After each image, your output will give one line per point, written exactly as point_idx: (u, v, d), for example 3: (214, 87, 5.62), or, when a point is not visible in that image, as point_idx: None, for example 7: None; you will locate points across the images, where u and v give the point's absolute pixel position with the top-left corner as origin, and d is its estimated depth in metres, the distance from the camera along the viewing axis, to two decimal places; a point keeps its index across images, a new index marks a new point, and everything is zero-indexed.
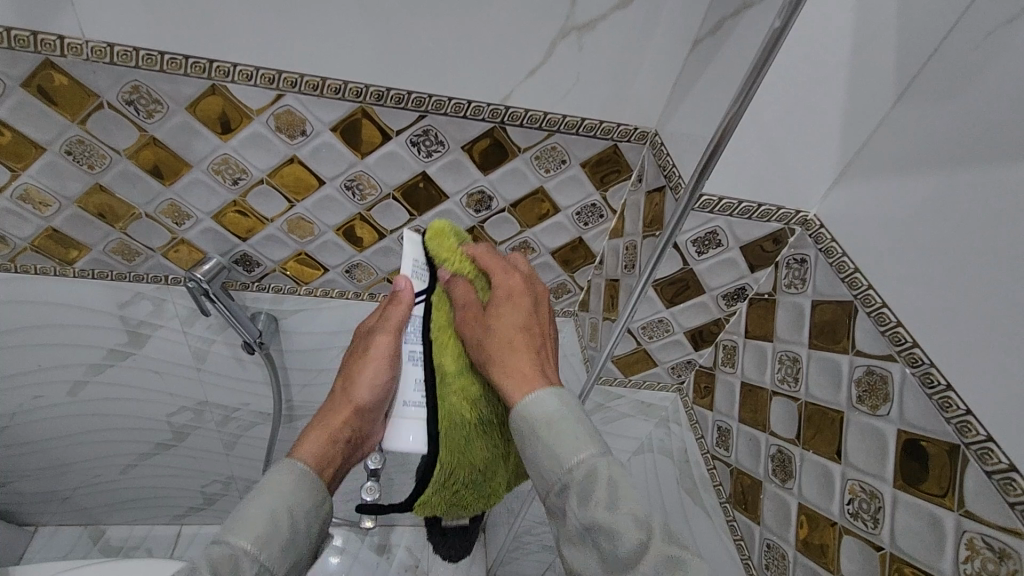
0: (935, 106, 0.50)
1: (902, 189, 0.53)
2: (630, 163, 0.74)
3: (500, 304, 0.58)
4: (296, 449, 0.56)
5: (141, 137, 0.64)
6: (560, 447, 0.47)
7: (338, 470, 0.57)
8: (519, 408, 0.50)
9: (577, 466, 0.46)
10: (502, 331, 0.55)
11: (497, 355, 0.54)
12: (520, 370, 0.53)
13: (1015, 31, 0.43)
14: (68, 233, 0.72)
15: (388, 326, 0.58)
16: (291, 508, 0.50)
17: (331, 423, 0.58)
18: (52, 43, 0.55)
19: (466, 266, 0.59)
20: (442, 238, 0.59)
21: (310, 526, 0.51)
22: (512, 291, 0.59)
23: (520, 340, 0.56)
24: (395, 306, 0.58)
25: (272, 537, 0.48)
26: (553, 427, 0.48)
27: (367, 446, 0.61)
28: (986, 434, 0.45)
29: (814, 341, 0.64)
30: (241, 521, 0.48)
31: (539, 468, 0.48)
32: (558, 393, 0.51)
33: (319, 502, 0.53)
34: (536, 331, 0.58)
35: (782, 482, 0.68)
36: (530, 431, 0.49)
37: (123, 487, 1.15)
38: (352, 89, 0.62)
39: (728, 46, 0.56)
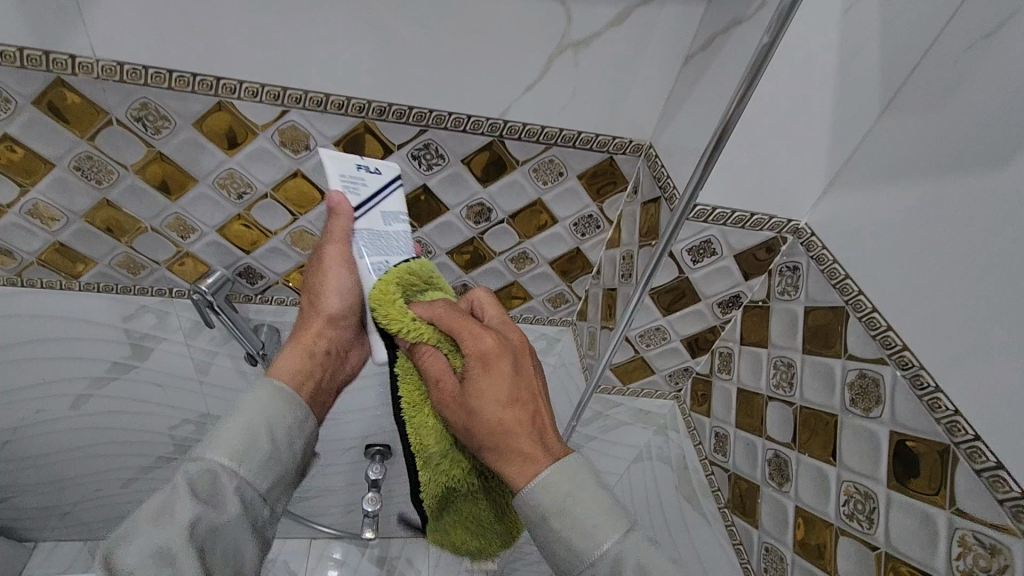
0: (920, 116, 0.52)
1: (887, 199, 0.55)
2: (625, 175, 0.76)
3: (473, 376, 0.53)
4: (274, 368, 0.58)
5: (148, 153, 0.66)
6: (582, 538, 0.47)
7: (320, 378, 0.61)
8: (521, 498, 0.50)
9: (601, 556, 0.47)
10: (489, 413, 0.51)
11: (485, 439, 0.52)
12: (517, 450, 0.51)
13: (993, 44, 0.45)
14: (74, 247, 0.74)
15: (335, 238, 0.59)
16: (270, 420, 0.52)
17: (305, 342, 0.62)
18: (63, 62, 0.57)
19: (422, 330, 0.55)
20: (388, 302, 0.56)
21: (291, 442, 0.53)
22: (486, 357, 0.53)
23: (510, 417, 0.52)
24: (334, 220, 0.59)
25: (250, 453, 0.50)
26: (570, 517, 0.48)
27: (346, 354, 0.66)
28: (974, 433, 0.46)
29: (807, 346, 0.66)
30: (219, 437, 0.50)
31: (560, 556, 0.49)
32: (559, 469, 0.50)
33: (302, 415, 0.55)
34: (523, 398, 0.53)
35: (779, 486, 0.69)
36: (544, 517, 0.49)
37: (123, 502, 1.15)
38: (355, 104, 0.64)
39: (719, 61, 0.58)
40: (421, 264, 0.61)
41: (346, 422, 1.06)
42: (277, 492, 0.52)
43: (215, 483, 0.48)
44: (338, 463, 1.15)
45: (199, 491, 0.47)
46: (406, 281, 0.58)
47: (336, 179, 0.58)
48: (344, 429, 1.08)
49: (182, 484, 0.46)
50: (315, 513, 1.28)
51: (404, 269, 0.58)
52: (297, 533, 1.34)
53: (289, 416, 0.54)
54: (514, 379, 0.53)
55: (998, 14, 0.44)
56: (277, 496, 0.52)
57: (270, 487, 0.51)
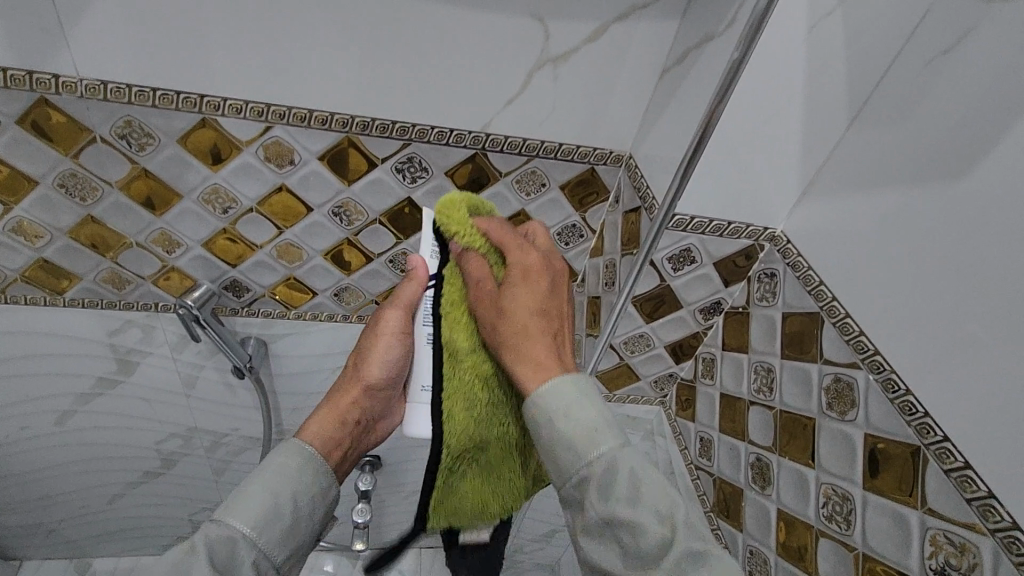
0: (884, 128, 0.54)
1: (859, 207, 0.57)
2: (606, 185, 0.77)
3: (515, 282, 0.55)
4: (303, 431, 0.56)
5: (132, 170, 0.66)
6: (580, 441, 0.47)
7: (345, 451, 0.58)
8: (534, 395, 0.50)
9: (597, 459, 0.46)
10: (520, 314, 0.53)
11: (511, 341, 0.52)
12: (535, 357, 0.52)
13: (952, 59, 0.47)
14: (59, 264, 0.74)
15: (400, 303, 0.60)
16: (294, 493, 0.50)
17: (339, 408, 0.60)
18: (47, 82, 0.57)
19: (477, 239, 0.57)
20: (452, 211, 0.56)
21: (312, 510, 0.52)
22: (529, 270, 0.56)
23: (536, 323, 0.54)
24: (407, 283, 0.60)
25: (273, 523, 0.48)
26: (572, 420, 0.48)
27: (374, 430, 0.63)
28: (942, 434, 0.48)
29: (785, 352, 0.67)
30: (242, 501, 0.48)
31: (554, 458, 0.48)
32: (575, 382, 0.50)
33: (324, 488, 0.53)
34: (552, 312, 0.56)
35: (761, 489, 0.71)
36: (546, 421, 0.49)
37: (110, 518, 1.14)
38: (338, 119, 0.65)
39: (694, 75, 0.60)
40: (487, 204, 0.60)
41: None
42: (291, 563, 0.50)
43: (234, 555, 0.45)
44: None
45: (217, 560, 0.44)
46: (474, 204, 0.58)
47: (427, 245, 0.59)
48: None
49: (201, 546, 0.44)
50: None
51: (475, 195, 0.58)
52: None
53: (313, 485, 0.52)
54: (548, 295, 0.56)
55: (956, 29, 0.46)
56: (290, 567, 0.50)
57: (286, 557, 0.49)
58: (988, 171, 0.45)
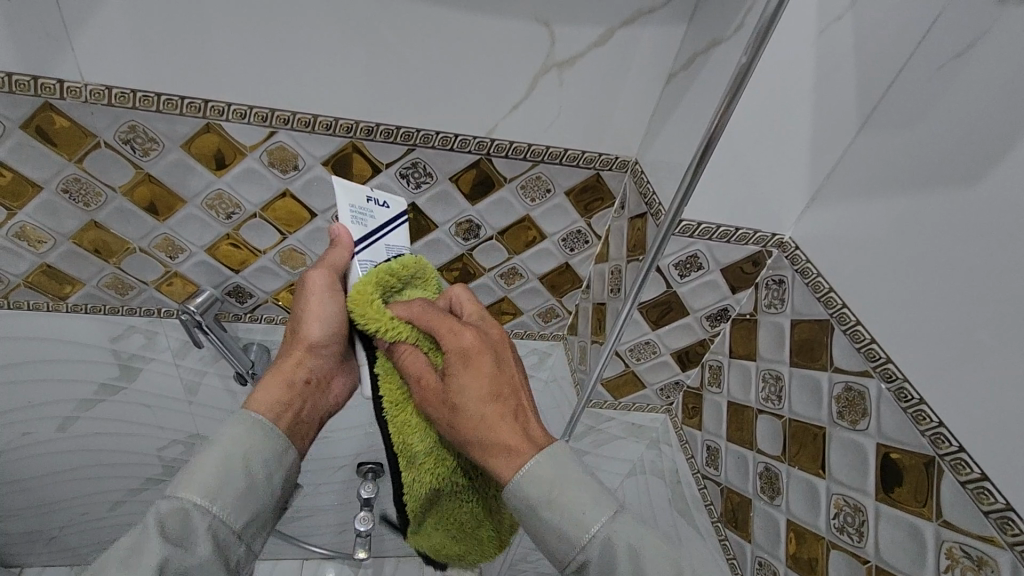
0: (893, 133, 0.53)
1: (869, 213, 0.56)
2: (612, 191, 0.77)
3: (456, 369, 0.54)
4: (250, 401, 0.53)
5: (136, 175, 0.66)
6: (569, 526, 0.47)
7: (298, 412, 0.56)
8: (509, 488, 0.50)
9: (590, 540, 0.46)
10: (472, 401, 0.52)
11: (472, 433, 0.52)
12: (504, 444, 0.51)
13: (964, 62, 0.46)
14: (62, 269, 0.74)
15: (327, 264, 0.58)
16: (246, 459, 0.49)
17: (285, 369, 0.58)
18: (52, 86, 0.57)
19: (404, 331, 0.57)
20: (368, 307, 0.57)
21: (270, 474, 0.50)
22: (466, 350, 0.54)
23: (494, 406, 0.52)
24: (335, 248, 0.57)
25: (225, 489, 0.47)
26: (555, 505, 0.48)
27: (327, 388, 0.61)
28: (958, 444, 0.47)
29: (794, 360, 0.66)
30: (192, 473, 0.47)
31: (552, 547, 0.48)
32: (546, 456, 0.50)
33: (282, 452, 0.52)
34: (507, 389, 0.54)
35: (771, 499, 0.70)
36: (530, 510, 0.49)
37: (111, 525, 1.13)
38: (343, 125, 0.64)
39: (701, 80, 0.60)
40: (403, 266, 0.60)
41: (336, 440, 1.06)
42: (252, 531, 0.49)
43: (187, 523, 0.45)
44: (330, 482, 1.14)
45: (168, 532, 0.44)
46: (387, 284, 0.59)
47: (346, 209, 0.57)
48: (336, 447, 1.07)
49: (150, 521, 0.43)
50: (307, 533, 1.26)
51: (387, 273, 0.59)
52: (289, 554, 1.33)
53: (267, 448, 0.51)
54: (497, 372, 0.54)
55: (967, 33, 0.46)
56: (253, 533, 0.49)
57: (247, 523, 0.48)
58: (1001, 176, 0.44)
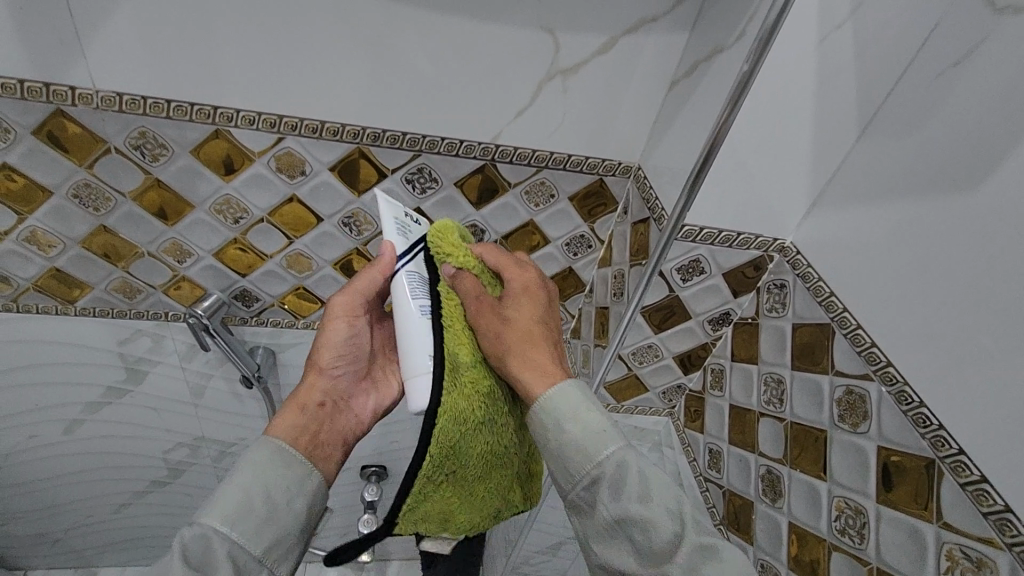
0: (893, 139, 0.54)
1: (869, 218, 0.57)
2: (615, 196, 0.78)
3: (516, 296, 0.55)
4: (270, 428, 0.54)
5: (146, 180, 0.67)
6: (589, 441, 0.48)
7: (318, 432, 0.56)
8: (544, 403, 0.49)
9: (606, 458, 0.47)
10: (520, 322, 0.54)
11: (514, 345, 0.52)
12: (544, 366, 0.52)
13: (962, 71, 0.47)
14: (71, 273, 0.74)
15: (348, 290, 0.64)
16: (266, 486, 0.49)
17: (299, 397, 0.59)
18: (64, 93, 0.58)
19: (473, 260, 0.57)
20: (449, 233, 0.57)
21: (291, 502, 0.50)
22: (527, 284, 0.57)
23: (540, 334, 0.54)
24: (362, 274, 0.64)
25: (246, 514, 0.46)
26: (579, 423, 0.48)
27: (348, 409, 0.63)
28: (958, 447, 0.48)
29: (796, 363, 0.67)
30: (213, 499, 0.47)
31: (567, 462, 0.48)
32: (581, 386, 0.51)
33: (304, 473, 0.51)
34: (550, 325, 0.56)
35: (773, 502, 0.70)
36: (556, 426, 0.49)
37: (115, 528, 1.14)
38: (350, 131, 0.65)
39: (703, 87, 0.60)
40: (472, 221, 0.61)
41: None
42: (275, 558, 0.48)
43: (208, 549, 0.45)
44: (334, 485, 1.15)
45: (190, 558, 0.44)
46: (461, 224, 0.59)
47: (388, 222, 0.58)
48: None
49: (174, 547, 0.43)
50: None
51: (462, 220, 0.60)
52: None
53: (287, 475, 0.50)
54: (545, 309, 0.57)
55: (965, 42, 0.47)
56: (276, 561, 0.48)
57: (268, 549, 0.47)
58: (998, 183, 0.45)
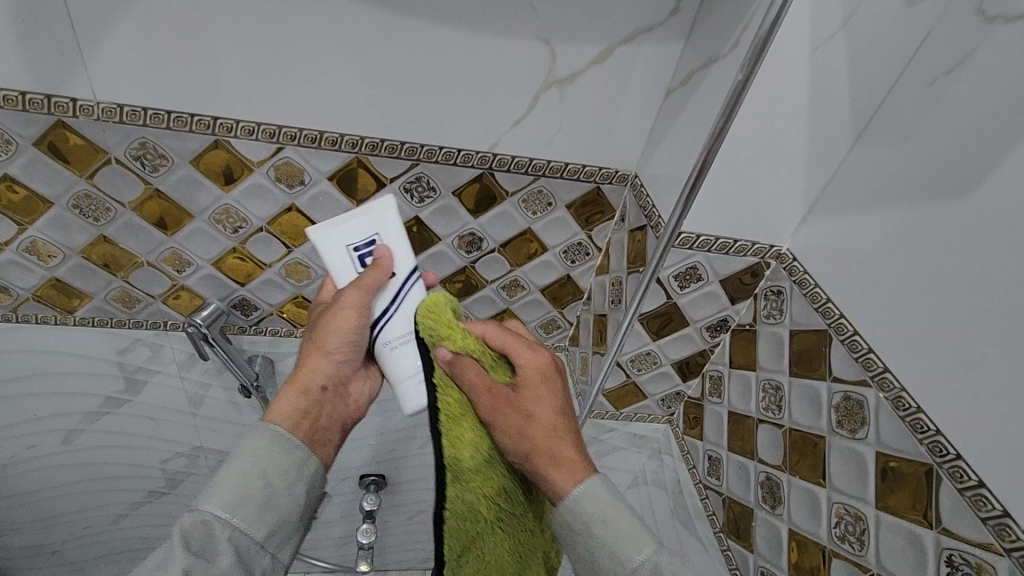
0: (887, 146, 0.54)
1: (864, 224, 0.57)
2: (612, 204, 0.78)
3: (529, 385, 0.56)
4: (269, 412, 0.55)
5: (145, 191, 0.67)
6: (619, 545, 0.49)
7: (315, 419, 0.57)
8: (567, 504, 0.52)
9: (639, 566, 0.48)
10: (538, 417, 0.55)
11: (534, 444, 0.54)
12: (564, 459, 0.54)
13: (954, 79, 0.48)
14: (71, 283, 0.75)
15: (360, 284, 0.56)
16: (265, 470, 0.50)
17: (300, 379, 0.59)
18: (66, 105, 0.58)
19: (473, 344, 0.57)
20: (439, 317, 0.57)
21: (291, 488, 0.52)
22: (540, 369, 0.57)
23: (558, 424, 0.55)
24: (372, 270, 0.57)
25: (245, 502, 0.48)
26: (610, 525, 0.50)
27: (345, 394, 0.62)
28: (955, 452, 0.48)
29: (794, 369, 0.67)
30: (216, 486, 0.49)
31: (598, 565, 0.50)
32: (603, 484, 0.52)
33: (302, 459, 0.53)
34: (569, 410, 0.57)
35: (772, 509, 0.70)
36: (582, 528, 0.51)
37: (112, 539, 1.13)
38: (349, 140, 0.66)
39: (698, 96, 0.61)
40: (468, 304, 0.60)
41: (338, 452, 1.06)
42: (276, 543, 0.51)
43: (210, 534, 0.47)
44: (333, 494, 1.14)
45: (191, 545, 0.46)
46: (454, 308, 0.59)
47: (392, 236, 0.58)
48: (338, 460, 1.07)
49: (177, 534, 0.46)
50: (308, 546, 1.26)
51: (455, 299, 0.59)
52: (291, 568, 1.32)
53: (286, 462, 0.52)
54: (563, 392, 0.57)
55: (957, 51, 0.47)
56: (277, 545, 0.51)
57: (269, 536, 0.50)
58: (991, 188, 0.45)
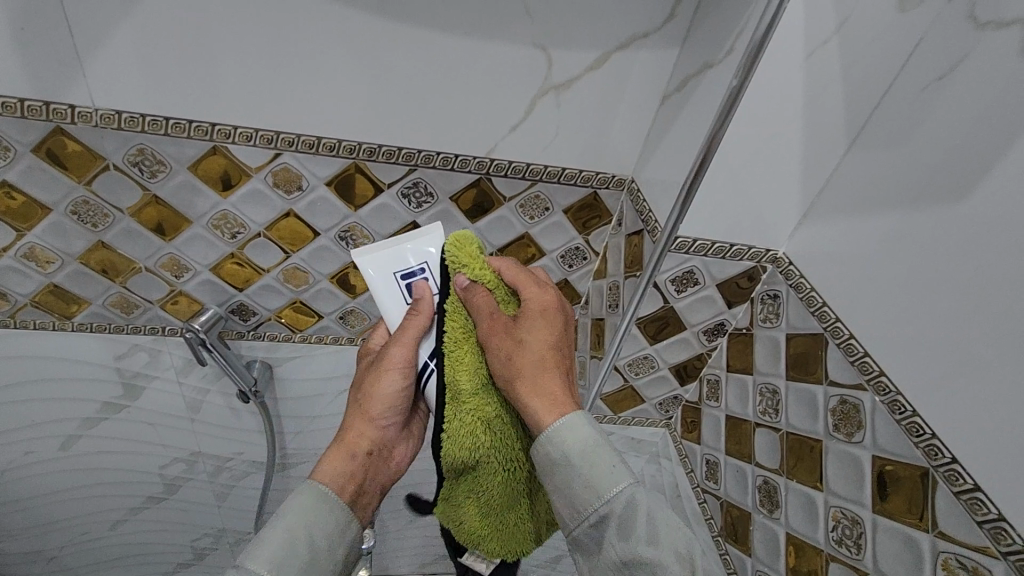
0: (881, 152, 0.55)
1: (859, 228, 0.57)
2: (609, 209, 0.78)
3: (531, 316, 0.56)
4: (316, 473, 0.56)
5: (143, 197, 0.68)
6: (595, 479, 0.49)
7: (359, 482, 0.58)
8: (549, 430, 0.51)
9: (614, 497, 0.48)
10: (534, 347, 0.55)
11: (525, 370, 0.54)
12: (549, 390, 0.53)
13: (947, 85, 0.48)
14: (68, 289, 0.75)
15: (404, 338, 0.59)
16: (308, 526, 0.51)
17: (347, 443, 0.60)
18: (64, 112, 0.58)
19: (489, 277, 0.59)
20: (464, 247, 0.59)
21: (332, 548, 0.52)
22: (545, 305, 0.58)
23: (551, 357, 0.55)
24: (414, 316, 0.59)
25: (290, 563, 0.48)
26: (587, 456, 0.49)
27: (387, 458, 0.63)
28: (951, 456, 0.48)
29: (790, 373, 0.67)
30: (261, 546, 0.48)
31: (571, 496, 0.50)
32: (587, 418, 0.52)
33: (347, 517, 0.54)
34: (564, 350, 0.57)
35: (770, 512, 0.70)
36: (560, 456, 0.50)
37: (110, 546, 1.12)
38: (346, 146, 0.66)
39: (694, 101, 0.61)
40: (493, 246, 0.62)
41: None
42: None
43: None
44: None
45: None
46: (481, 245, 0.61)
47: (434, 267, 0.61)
48: None
49: None
50: None
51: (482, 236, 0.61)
52: None
53: (331, 522, 0.53)
54: (563, 332, 0.57)
55: (949, 57, 0.47)
56: None
57: None
58: (984, 193, 0.45)
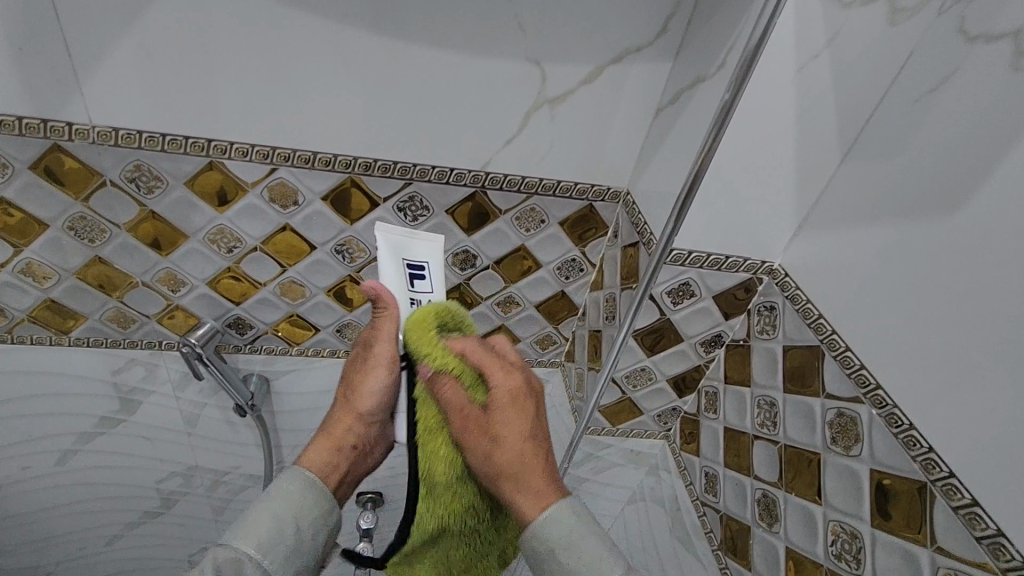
0: (875, 164, 0.55)
1: (854, 240, 0.57)
2: (605, 221, 0.79)
3: (502, 408, 0.53)
4: (302, 458, 0.57)
5: (140, 212, 0.68)
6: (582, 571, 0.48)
7: (343, 475, 0.58)
8: (533, 531, 0.50)
9: None
10: (511, 443, 0.52)
11: (505, 468, 0.52)
12: (531, 485, 0.51)
13: (938, 97, 0.48)
14: (66, 304, 0.75)
15: (385, 335, 0.58)
16: (296, 521, 0.52)
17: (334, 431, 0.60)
18: (62, 129, 0.59)
19: (454, 362, 0.55)
20: (423, 332, 0.55)
21: (315, 539, 0.53)
22: (515, 393, 0.54)
23: (531, 449, 0.52)
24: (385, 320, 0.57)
25: (276, 546, 0.50)
26: (573, 550, 0.48)
27: (376, 451, 0.62)
28: (948, 470, 0.48)
29: (788, 386, 0.67)
30: (249, 524, 0.51)
31: None
32: (570, 508, 0.51)
33: (325, 513, 0.55)
34: (543, 432, 0.55)
35: (769, 526, 0.70)
36: (546, 548, 0.49)
37: (107, 561, 1.11)
38: (342, 161, 0.66)
39: (688, 114, 0.62)
40: (460, 308, 0.58)
41: None
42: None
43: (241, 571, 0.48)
44: None
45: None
46: (443, 319, 0.56)
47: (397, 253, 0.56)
48: None
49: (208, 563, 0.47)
50: None
51: (445, 308, 0.56)
52: None
53: (316, 511, 0.54)
54: (539, 416, 0.55)
55: (940, 70, 0.48)
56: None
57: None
58: (978, 206, 0.45)
